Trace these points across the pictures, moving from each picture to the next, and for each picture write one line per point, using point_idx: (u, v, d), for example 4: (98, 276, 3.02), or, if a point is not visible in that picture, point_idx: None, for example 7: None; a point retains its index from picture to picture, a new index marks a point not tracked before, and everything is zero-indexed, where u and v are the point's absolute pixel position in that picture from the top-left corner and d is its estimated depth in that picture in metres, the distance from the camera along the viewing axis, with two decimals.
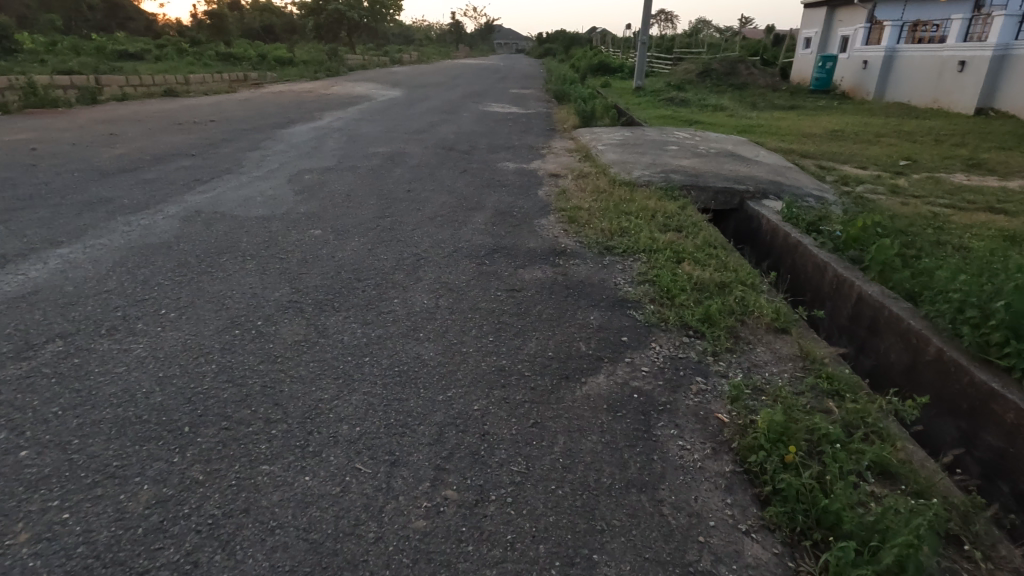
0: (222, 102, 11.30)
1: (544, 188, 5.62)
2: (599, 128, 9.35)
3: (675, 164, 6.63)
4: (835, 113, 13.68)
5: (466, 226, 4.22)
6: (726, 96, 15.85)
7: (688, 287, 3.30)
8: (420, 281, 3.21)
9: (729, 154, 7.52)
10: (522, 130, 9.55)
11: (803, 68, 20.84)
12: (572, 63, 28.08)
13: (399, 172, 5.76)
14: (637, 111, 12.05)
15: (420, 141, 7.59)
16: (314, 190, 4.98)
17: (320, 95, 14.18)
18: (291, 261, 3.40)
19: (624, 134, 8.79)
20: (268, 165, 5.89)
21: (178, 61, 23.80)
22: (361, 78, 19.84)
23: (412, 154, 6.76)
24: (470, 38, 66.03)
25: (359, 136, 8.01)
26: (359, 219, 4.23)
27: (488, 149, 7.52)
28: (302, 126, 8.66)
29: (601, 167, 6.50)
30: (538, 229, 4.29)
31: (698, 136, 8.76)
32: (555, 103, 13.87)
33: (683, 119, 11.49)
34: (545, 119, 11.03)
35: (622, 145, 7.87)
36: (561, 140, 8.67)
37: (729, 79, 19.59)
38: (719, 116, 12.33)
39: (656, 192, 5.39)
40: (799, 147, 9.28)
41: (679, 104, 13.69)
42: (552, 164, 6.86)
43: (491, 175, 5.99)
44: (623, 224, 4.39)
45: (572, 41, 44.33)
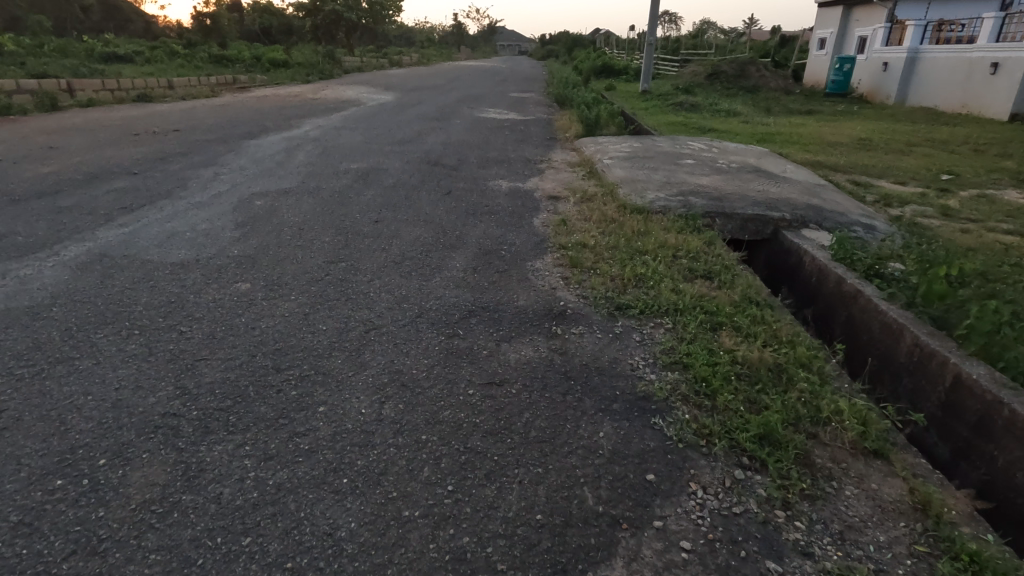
0: (194, 108, 10.42)
1: (541, 215, 4.75)
2: (605, 138, 8.46)
3: (694, 184, 5.74)
4: (857, 119, 12.78)
5: (438, 274, 3.34)
6: (738, 100, 14.91)
7: (733, 377, 2.41)
8: (364, 370, 2.35)
9: (752, 170, 6.62)
10: (518, 139, 8.68)
11: (818, 70, 19.84)
12: (575, 65, 27.20)
13: (369, 196, 4.90)
14: (644, 118, 11.16)
15: (403, 155, 6.73)
16: (261, 222, 4.11)
17: (307, 99, 13.33)
18: (192, 336, 2.52)
19: (631, 144, 7.91)
20: (216, 188, 5.03)
21: (167, 64, 22.98)
22: (354, 80, 19.01)
23: (390, 171, 5.89)
24: (472, 40, 65.33)
25: (336, 148, 7.16)
26: (303, 265, 3.34)
27: (479, 164, 6.65)
28: (274, 137, 7.80)
29: (607, 187, 5.62)
30: (531, 278, 3.40)
31: (714, 148, 7.87)
32: (557, 108, 12.99)
33: (695, 126, 10.60)
34: (545, 127, 10.12)
35: (630, 158, 6.98)
36: (562, 152, 7.80)
37: (740, 82, 18.63)
38: (733, 122, 11.44)
39: (675, 222, 4.50)
40: (826, 159, 8.39)
41: (689, 109, 12.79)
42: (551, 183, 5.99)
43: (478, 198, 5.12)
44: (640, 269, 3.50)
45: (575, 42, 43.47)
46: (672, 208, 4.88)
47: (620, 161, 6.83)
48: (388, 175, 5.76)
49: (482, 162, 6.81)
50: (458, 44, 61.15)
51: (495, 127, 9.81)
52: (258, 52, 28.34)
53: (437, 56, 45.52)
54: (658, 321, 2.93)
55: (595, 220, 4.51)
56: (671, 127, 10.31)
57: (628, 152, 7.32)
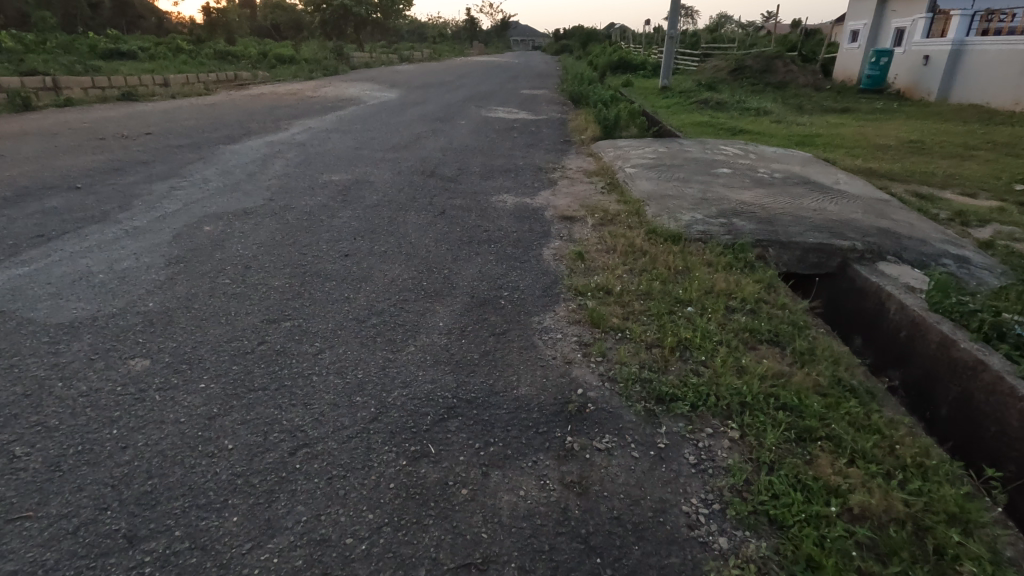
0: (180, 109, 9.67)
1: (552, 242, 3.88)
2: (627, 142, 7.56)
3: (736, 201, 4.83)
4: (900, 118, 11.68)
5: (411, 342, 2.48)
6: (767, 97, 13.85)
7: (852, 552, 1.52)
8: (269, 537, 1.50)
9: (800, 181, 5.66)
10: (529, 143, 7.78)
11: (850, 64, 18.58)
12: (590, 60, 26.17)
13: (345, 218, 4.07)
14: (667, 118, 10.21)
15: (396, 163, 5.89)
16: (202, 256, 3.30)
17: (306, 97, 12.56)
18: (26, 465, 1.69)
19: (656, 149, 7.00)
20: (166, 207, 4.24)
21: (171, 61, 22.38)
22: (361, 77, 18.30)
23: (377, 185, 5.05)
24: (485, 36, 64.36)
25: (322, 154, 6.34)
26: (232, 328, 2.50)
27: (483, 174, 5.78)
28: (255, 141, 7.02)
29: (632, 205, 4.73)
30: (537, 346, 2.53)
31: (751, 154, 6.93)
32: (571, 105, 12.06)
33: (724, 127, 9.63)
34: (558, 128, 9.22)
35: (656, 167, 6.08)
36: (577, 159, 6.90)
37: (767, 78, 17.48)
38: (764, 122, 10.44)
39: (721, 255, 3.60)
40: (878, 165, 7.35)
41: (714, 107, 11.81)
42: (565, 197, 5.12)
43: (477, 221, 4.26)
44: (684, 332, 2.61)
45: (589, 37, 42.31)
46: (714, 233, 3.97)
47: (643, 170, 5.91)
48: (373, 189, 4.93)
49: (486, 171, 5.95)
50: (471, 39, 60.20)
51: (504, 128, 8.92)
52: (266, 49, 27.72)
53: (449, 51, 44.64)
54: (719, 426, 2.05)
55: (621, 251, 3.62)
56: (697, 128, 9.33)
57: (653, 159, 6.41)
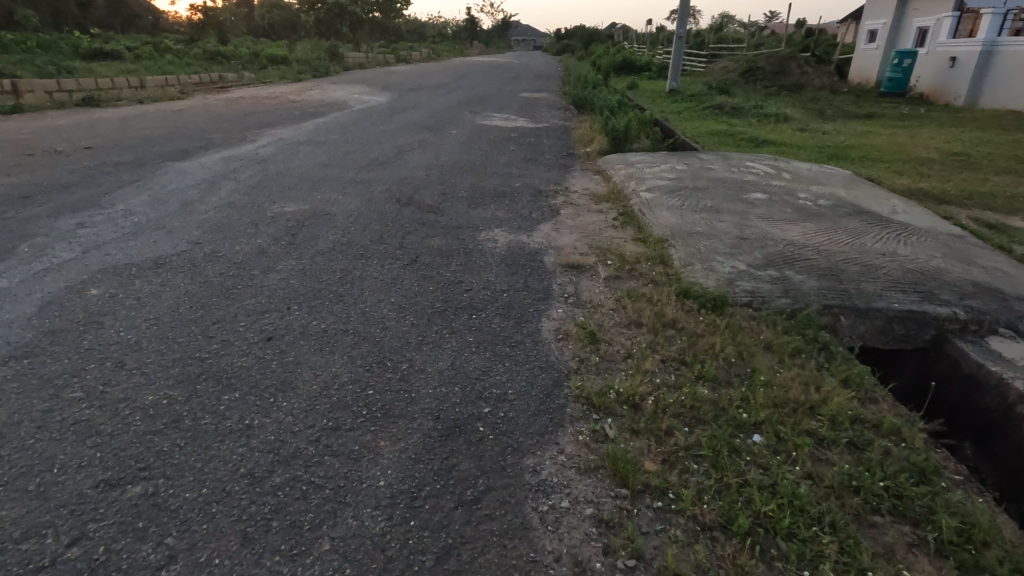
0: (141, 116, 8.74)
1: (553, 307, 2.95)
2: (638, 158, 6.64)
3: (783, 241, 3.89)
4: (933, 125, 10.71)
5: (330, 530, 1.55)
6: (784, 102, 12.88)
7: None
8: None
9: (850, 211, 4.71)
10: (527, 157, 6.84)
11: (867, 66, 17.57)
12: (593, 61, 25.23)
13: (285, 272, 3.14)
14: (680, 126, 9.26)
15: (369, 187, 4.96)
16: (64, 341, 2.37)
17: (287, 102, 11.63)
18: None
19: (673, 168, 6.07)
20: (58, 255, 3.32)
21: (157, 61, 21.46)
22: (353, 79, 17.35)
23: (339, 218, 4.13)
24: (485, 36, 63.42)
25: (285, 174, 5.42)
26: (46, 502, 1.58)
27: (470, 201, 4.85)
28: (210, 156, 6.10)
29: (654, 247, 3.80)
30: (529, 530, 1.60)
31: (783, 172, 6.00)
32: (574, 111, 11.12)
33: (744, 136, 8.69)
34: (560, 139, 8.28)
35: (676, 191, 5.14)
36: (583, 178, 5.97)
37: (781, 81, 16.49)
38: (786, 131, 9.49)
39: (783, 334, 2.67)
40: (927, 184, 6.38)
41: (730, 113, 10.86)
42: (568, 233, 4.19)
43: (457, 273, 3.33)
44: (759, 500, 1.68)
45: (590, 37, 41.35)
46: (766, 294, 3.04)
47: (661, 196, 4.98)
48: (333, 223, 4.00)
49: (475, 196, 5.01)
50: (471, 39, 59.25)
51: (500, 138, 7.99)
52: (257, 49, 26.79)
53: (449, 51, 43.66)
54: None
55: (647, 328, 2.69)
56: (715, 139, 8.37)
57: (672, 181, 5.48)
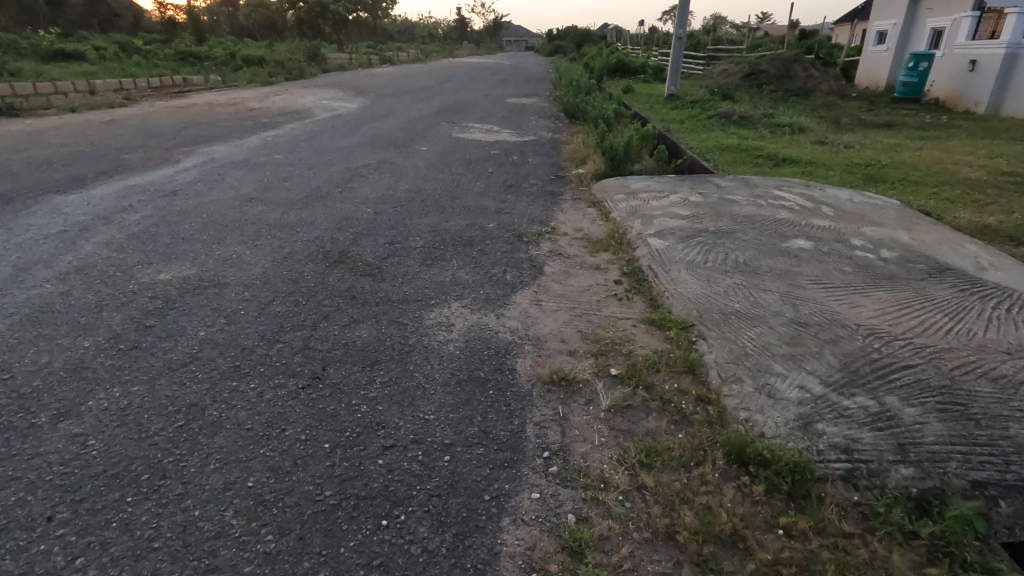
0: (60, 128, 7.49)
1: (524, 489, 1.77)
2: (640, 185, 5.48)
3: (859, 328, 2.72)
4: (964, 136, 9.61)
5: None
6: (794, 110, 11.79)
7: None
8: None
9: (928, 267, 3.55)
10: (506, 183, 5.67)
11: (876, 69, 16.49)
12: (588, 62, 24.11)
13: (91, 419, 1.94)
14: (685, 140, 8.12)
15: (293, 236, 3.77)
16: None
17: (245, 109, 10.39)
18: None
19: (684, 200, 4.90)
20: None
21: (122, 63, 20.12)
22: (329, 83, 16.11)
23: (231, 292, 2.93)
24: (477, 36, 62.33)
25: (193, 212, 4.23)
26: None
27: (424, 256, 3.66)
28: (108, 186, 4.89)
29: (676, 344, 2.63)
30: None
31: (822, 204, 4.85)
32: (565, 121, 9.97)
33: (760, 152, 7.55)
34: (549, 156, 7.11)
35: (694, 237, 3.99)
36: (573, 215, 4.80)
37: (785, 86, 15.41)
38: (805, 145, 8.37)
39: (926, 567, 1.51)
40: (993, 215, 5.21)
41: (739, 123, 9.74)
42: (553, 311, 3.02)
43: (377, 406, 2.14)
44: None
45: (583, 37, 40.25)
46: (871, 456, 1.87)
47: (677, 246, 3.81)
48: (218, 302, 2.81)
49: (432, 246, 3.82)
50: (461, 41, 58.11)
51: (477, 156, 6.81)
52: (234, 50, 25.48)
53: (439, 53, 42.41)
54: None
55: (685, 560, 1.53)
56: (727, 156, 7.22)
57: (686, 221, 4.32)
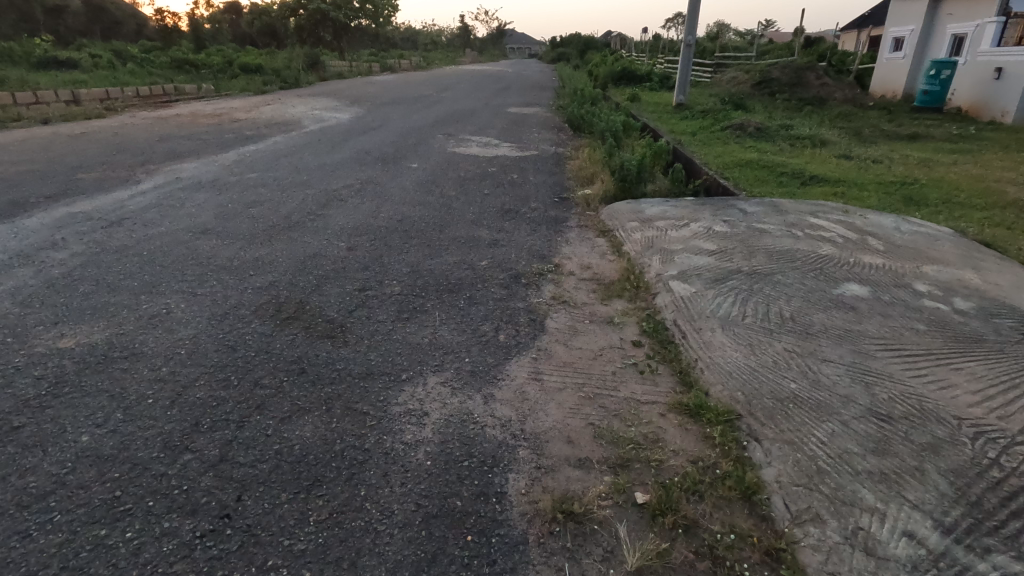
0: (21, 143, 6.89)
1: None
2: (655, 210, 4.84)
3: (962, 426, 2.06)
4: (998, 150, 8.94)
5: None
6: (811, 120, 11.14)
7: None
8: None
9: (1018, 324, 2.89)
10: (504, 207, 5.03)
11: (892, 77, 15.85)
12: (591, 70, 23.58)
13: None
14: (700, 155, 7.49)
15: (244, 281, 3.14)
16: None
17: (229, 120, 9.81)
18: None
19: (708, 230, 4.26)
20: None
21: (114, 71, 19.58)
22: (323, 91, 15.54)
23: (144, 366, 2.29)
24: (480, 44, 62.14)
25: (132, 247, 3.60)
26: None
27: (401, 308, 3.02)
28: (48, 213, 4.28)
29: (720, 449, 1.98)
30: None
31: (867, 235, 4.21)
32: (569, 133, 9.35)
33: (783, 169, 6.90)
34: (551, 174, 6.49)
35: (724, 280, 3.34)
36: (580, 248, 4.16)
37: (798, 95, 14.77)
38: (830, 160, 7.72)
39: None
40: None
41: (755, 136, 9.12)
42: (557, 389, 2.38)
43: (306, 568, 1.50)
44: None
45: (586, 44, 39.83)
46: None
47: (706, 293, 3.17)
48: (122, 384, 2.17)
49: (411, 295, 3.18)
50: (464, 49, 57.74)
51: (472, 173, 6.20)
52: (231, 57, 25.04)
53: (441, 60, 41.96)
54: None
55: None
56: (747, 174, 6.59)
57: (714, 259, 3.68)
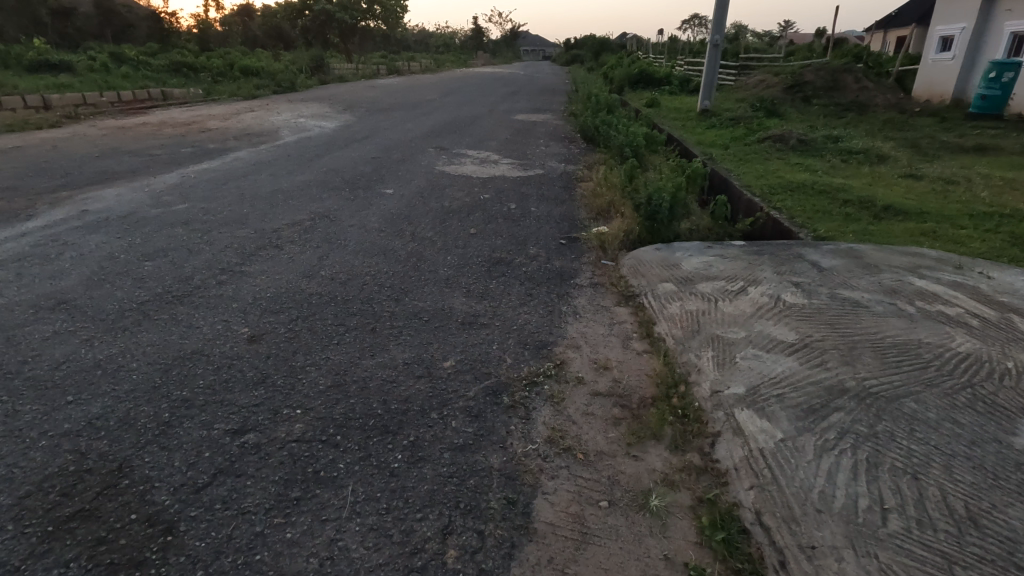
0: None
1: None
2: (695, 264, 3.60)
3: None
4: None
5: None
6: (858, 130, 9.79)
7: None
8: None
9: None
10: (493, 256, 3.82)
11: (938, 81, 14.33)
12: (606, 72, 22.31)
13: None
14: (738, 177, 6.22)
15: (47, 417, 1.95)
16: None
17: (198, 130, 8.71)
18: None
19: (777, 302, 3.00)
20: None
21: (106, 74, 18.67)
22: (317, 96, 14.44)
23: None
24: (492, 46, 61.12)
25: None
26: None
27: (291, 475, 1.81)
28: None
29: None
30: None
31: (1009, 312, 2.93)
32: (580, 146, 8.12)
33: (844, 195, 5.61)
34: (558, 202, 5.27)
35: (825, 412, 2.09)
36: (592, 331, 2.93)
37: (835, 100, 13.35)
38: (896, 183, 6.41)
39: None
40: None
41: (799, 150, 7.82)
42: None
43: None
44: None
45: (601, 45, 38.55)
46: None
47: (804, 446, 1.92)
48: None
49: (318, 440, 1.96)
50: (476, 51, 56.78)
51: (459, 202, 4.99)
52: (233, 59, 24.11)
53: (453, 62, 40.94)
54: None
55: None
56: (802, 202, 5.31)
57: (799, 363, 2.42)
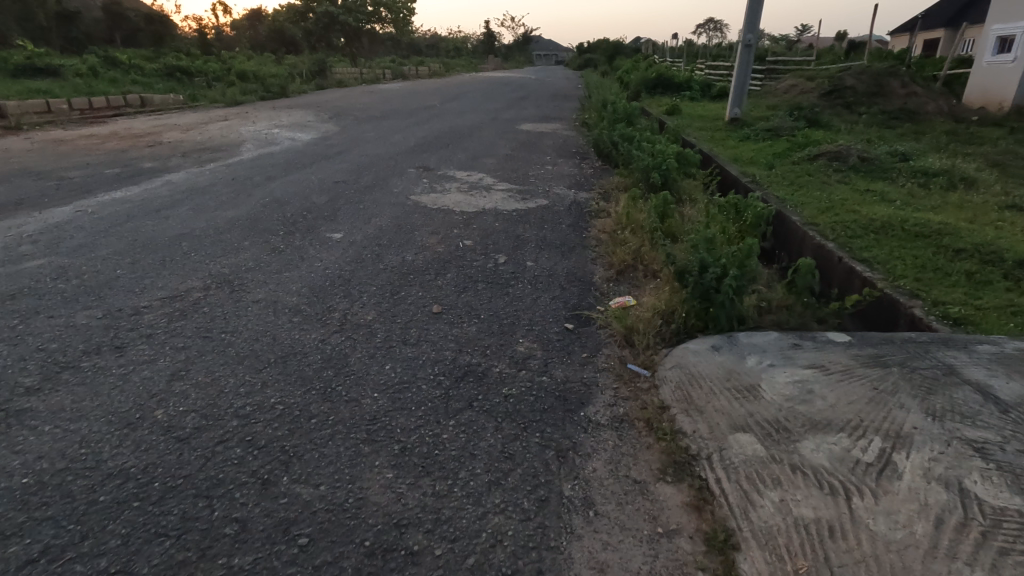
0: None
1: None
2: (782, 389, 2.19)
3: None
4: None
5: None
6: (921, 145, 8.32)
7: None
8: None
9: None
10: (458, 361, 2.45)
11: (995, 87, 12.46)
12: (622, 76, 20.92)
13: None
14: (799, 212, 4.80)
15: None
16: None
17: (146, 144, 7.45)
18: None
19: (965, 506, 1.60)
20: None
21: (91, 79, 17.58)
22: (307, 103, 13.20)
23: None
24: (504, 51, 60.04)
25: None
26: None
27: None
28: None
29: None
30: None
31: None
32: (595, 166, 6.75)
33: (950, 239, 4.16)
34: (564, 250, 3.90)
35: None
36: (618, 564, 1.56)
37: (881, 107, 11.79)
38: (1005, 218, 4.95)
39: None
40: None
41: (863, 174, 6.39)
42: None
43: None
44: None
45: (616, 49, 37.15)
46: None
47: None
48: None
49: None
50: (487, 54, 55.68)
51: (427, 253, 3.64)
52: (230, 63, 22.99)
53: (463, 67, 39.81)
54: None
55: None
56: (899, 254, 3.87)
57: None
